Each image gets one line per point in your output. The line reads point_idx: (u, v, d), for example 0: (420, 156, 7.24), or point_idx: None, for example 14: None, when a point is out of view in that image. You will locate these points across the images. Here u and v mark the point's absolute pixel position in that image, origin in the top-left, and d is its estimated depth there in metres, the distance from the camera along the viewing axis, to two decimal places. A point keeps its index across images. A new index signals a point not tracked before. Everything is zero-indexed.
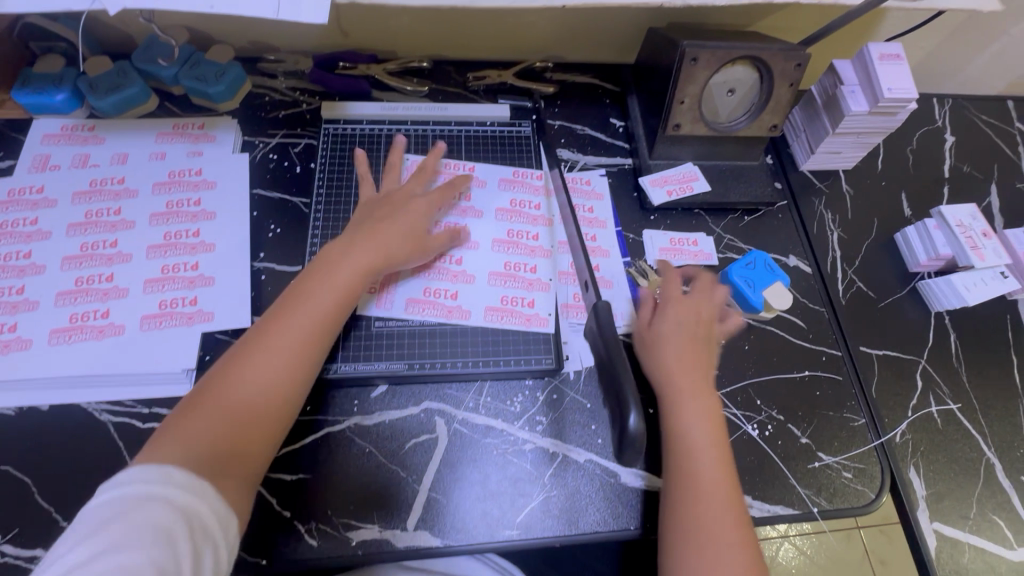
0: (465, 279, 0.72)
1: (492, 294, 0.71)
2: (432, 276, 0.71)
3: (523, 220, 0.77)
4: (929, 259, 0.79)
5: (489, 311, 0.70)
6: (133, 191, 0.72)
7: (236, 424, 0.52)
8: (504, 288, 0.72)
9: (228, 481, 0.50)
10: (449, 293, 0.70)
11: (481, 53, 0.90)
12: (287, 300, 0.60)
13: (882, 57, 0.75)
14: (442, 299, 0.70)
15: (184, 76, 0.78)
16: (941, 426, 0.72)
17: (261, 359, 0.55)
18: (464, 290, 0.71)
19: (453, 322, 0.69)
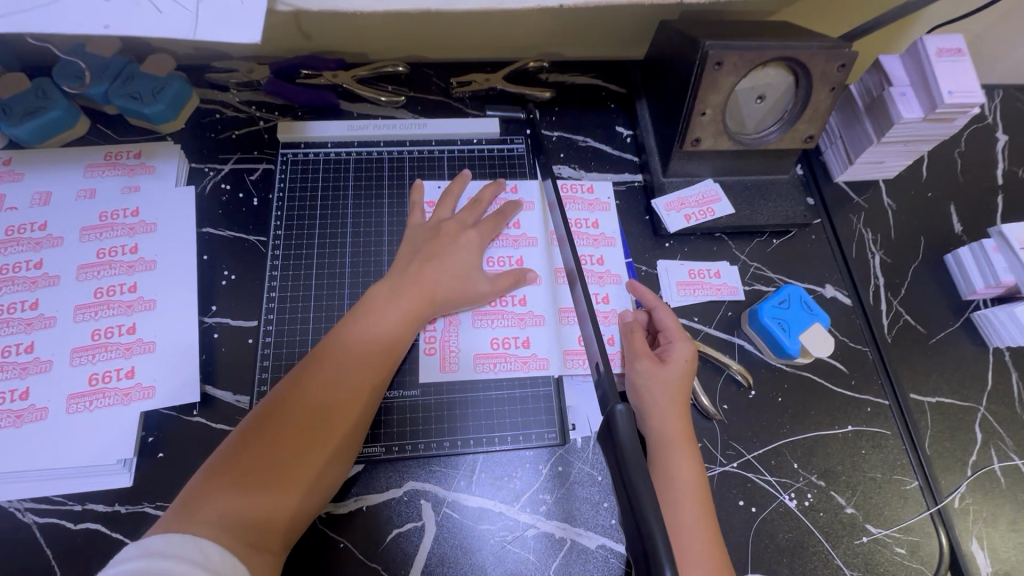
0: (458, 331, 0.62)
1: (486, 347, 0.61)
2: (441, 330, 0.62)
3: (527, 250, 0.66)
4: (987, 287, 0.69)
5: (478, 359, 0.61)
6: (57, 239, 0.61)
7: (275, 489, 0.47)
8: (499, 331, 0.62)
9: (261, 556, 0.45)
10: (450, 350, 0.61)
11: (465, 53, 0.78)
12: (335, 343, 0.54)
13: (939, 53, 0.63)
14: (449, 359, 0.61)
15: (115, 94, 0.66)
16: (1005, 485, 0.62)
17: (305, 416, 0.50)
18: (462, 348, 0.61)
19: (449, 388, 0.60)
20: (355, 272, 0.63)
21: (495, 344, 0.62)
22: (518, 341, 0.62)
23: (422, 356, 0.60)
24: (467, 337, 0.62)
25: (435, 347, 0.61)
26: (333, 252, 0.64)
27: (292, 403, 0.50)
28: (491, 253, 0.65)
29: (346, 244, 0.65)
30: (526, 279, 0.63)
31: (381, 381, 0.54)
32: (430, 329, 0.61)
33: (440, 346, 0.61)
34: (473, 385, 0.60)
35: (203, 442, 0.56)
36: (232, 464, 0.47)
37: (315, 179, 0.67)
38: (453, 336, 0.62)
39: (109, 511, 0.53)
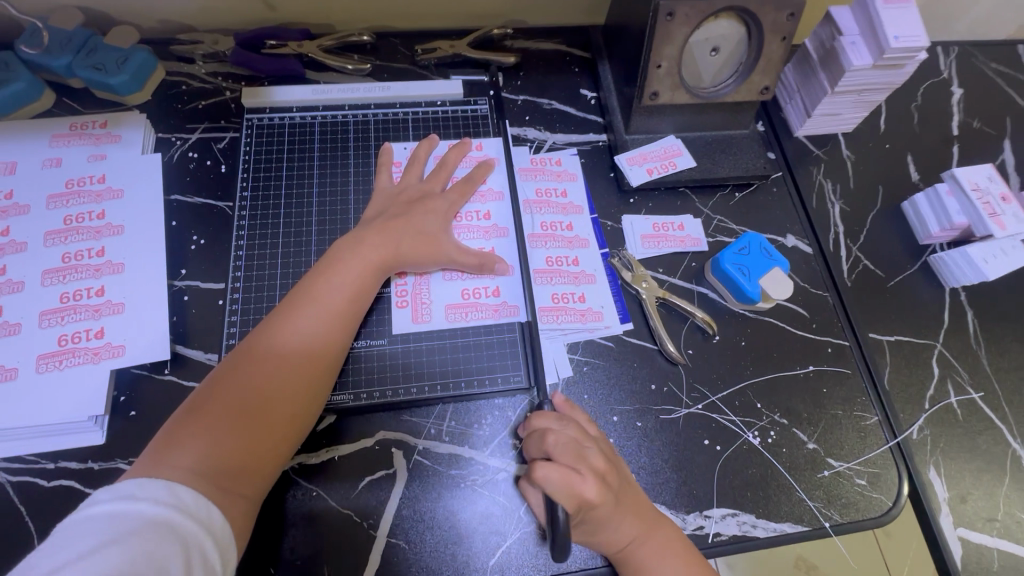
0: (426, 288, 0.63)
1: (457, 298, 0.63)
2: (411, 287, 0.63)
3: (496, 204, 0.68)
4: (942, 230, 0.71)
5: (450, 309, 0.62)
6: (23, 207, 0.61)
7: (245, 431, 0.48)
8: (468, 282, 0.64)
9: (234, 498, 0.46)
10: (423, 303, 0.62)
11: (430, 20, 0.79)
12: (297, 297, 0.55)
13: (887, 1, 0.65)
14: (422, 312, 0.62)
15: (79, 66, 0.66)
16: (962, 418, 0.64)
17: (268, 367, 0.51)
18: (434, 301, 0.62)
19: (422, 340, 0.61)
20: (322, 231, 0.64)
21: (465, 294, 0.63)
22: (491, 290, 0.64)
23: (396, 311, 0.61)
24: (436, 290, 0.63)
25: (406, 301, 0.62)
26: (299, 211, 0.65)
27: (256, 355, 0.51)
28: (461, 211, 0.67)
29: (312, 204, 0.65)
30: (495, 271, 0.62)
31: (345, 332, 0.56)
32: (401, 282, 0.63)
33: (412, 298, 0.62)
34: (447, 336, 0.61)
35: (174, 400, 0.57)
36: (204, 409, 0.48)
37: (281, 143, 0.68)
38: (426, 294, 0.63)
39: (81, 468, 0.53)
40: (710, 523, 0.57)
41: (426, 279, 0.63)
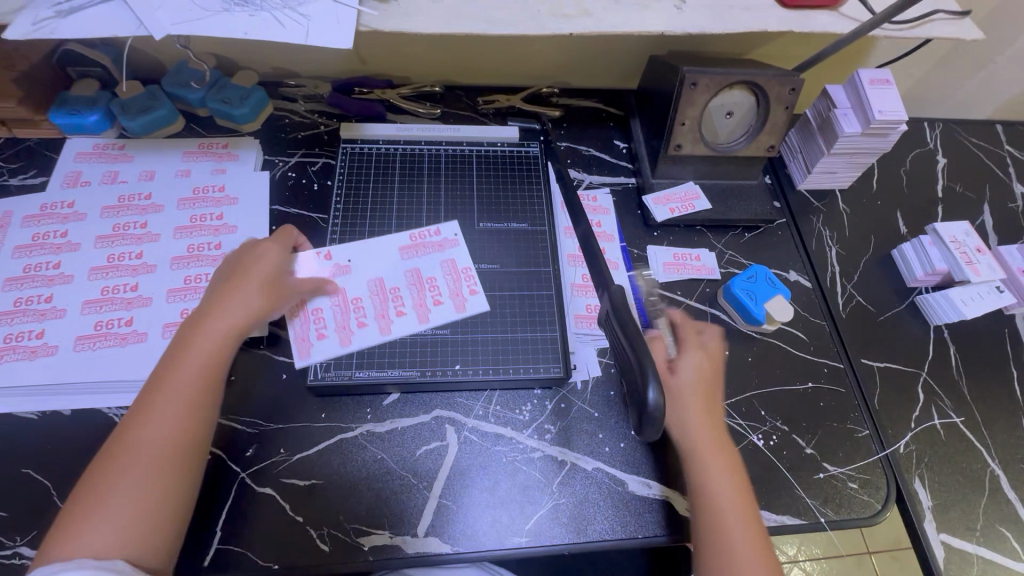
0: (323, 305, 0.70)
1: (353, 321, 0.69)
2: (316, 304, 0.70)
3: (427, 258, 0.75)
4: (926, 274, 0.82)
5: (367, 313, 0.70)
6: (159, 206, 0.75)
7: (150, 495, 0.51)
8: (373, 309, 0.70)
9: (151, 553, 0.50)
10: (322, 320, 0.69)
11: (491, 78, 0.95)
12: (164, 371, 0.57)
13: (871, 82, 0.78)
14: (319, 328, 0.69)
15: (210, 99, 0.82)
16: (945, 438, 0.73)
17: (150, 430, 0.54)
18: (332, 319, 0.69)
19: (311, 351, 0.67)
20: (398, 240, 0.77)
21: (367, 321, 0.69)
22: (383, 324, 0.70)
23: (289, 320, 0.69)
24: (316, 301, 0.70)
25: (298, 309, 0.69)
26: (380, 223, 0.78)
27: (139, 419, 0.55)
28: (391, 256, 0.75)
29: (391, 218, 0.78)
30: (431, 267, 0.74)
31: (211, 393, 0.58)
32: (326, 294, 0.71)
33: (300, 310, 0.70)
34: (336, 351, 0.67)
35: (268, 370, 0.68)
36: (100, 486, 0.51)
37: (368, 168, 0.82)
38: (338, 313, 0.70)
39: None
40: None
41: (349, 303, 0.71)
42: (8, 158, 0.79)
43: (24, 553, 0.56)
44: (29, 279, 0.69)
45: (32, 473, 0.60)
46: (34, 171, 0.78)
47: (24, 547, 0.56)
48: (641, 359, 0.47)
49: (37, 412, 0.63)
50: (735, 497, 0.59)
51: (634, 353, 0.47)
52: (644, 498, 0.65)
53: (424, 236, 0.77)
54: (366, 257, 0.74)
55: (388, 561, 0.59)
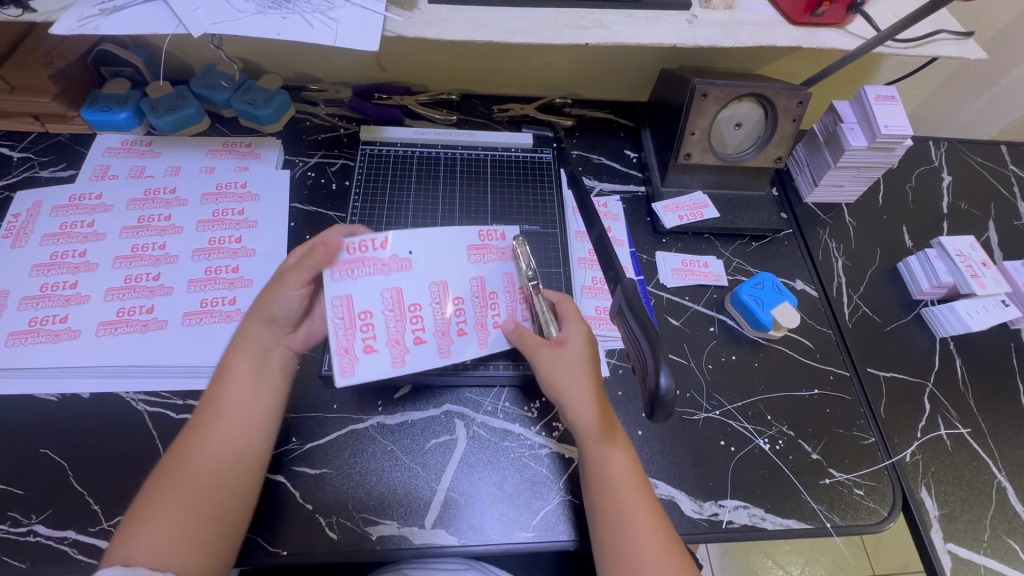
0: (378, 309, 0.62)
1: (406, 335, 0.63)
2: (368, 305, 0.62)
3: (492, 265, 0.67)
4: (932, 287, 0.83)
5: (437, 332, 0.64)
6: (183, 200, 0.78)
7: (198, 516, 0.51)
8: (432, 322, 0.64)
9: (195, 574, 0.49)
10: (371, 326, 0.61)
11: (507, 88, 0.98)
12: (218, 392, 0.57)
13: (878, 98, 0.80)
14: (365, 338, 0.61)
15: (236, 101, 0.85)
16: (951, 449, 0.73)
17: (196, 455, 0.53)
18: (382, 327, 0.62)
19: (354, 365, 0.60)
20: None
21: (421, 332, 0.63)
22: (442, 343, 0.64)
23: (332, 324, 0.60)
24: (368, 301, 0.62)
25: (345, 314, 0.61)
26: (396, 222, 0.80)
27: (187, 443, 0.54)
28: (457, 259, 0.66)
29: (407, 218, 0.81)
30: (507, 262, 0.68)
31: (262, 419, 0.58)
32: (385, 293, 0.63)
33: (349, 313, 0.61)
34: (381, 367, 0.61)
35: None
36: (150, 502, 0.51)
37: (387, 169, 0.84)
38: (390, 320, 0.62)
39: None
40: (724, 511, 0.65)
41: (402, 306, 0.63)
42: (39, 151, 0.82)
43: (39, 531, 0.57)
44: (55, 266, 0.71)
45: (50, 453, 0.61)
46: (63, 164, 0.81)
47: (39, 525, 0.57)
48: (655, 345, 0.48)
49: (56, 394, 0.64)
50: (635, 499, 0.55)
51: (648, 340, 0.49)
52: None
53: (490, 236, 0.68)
54: (428, 253, 0.65)
55: (396, 551, 0.60)
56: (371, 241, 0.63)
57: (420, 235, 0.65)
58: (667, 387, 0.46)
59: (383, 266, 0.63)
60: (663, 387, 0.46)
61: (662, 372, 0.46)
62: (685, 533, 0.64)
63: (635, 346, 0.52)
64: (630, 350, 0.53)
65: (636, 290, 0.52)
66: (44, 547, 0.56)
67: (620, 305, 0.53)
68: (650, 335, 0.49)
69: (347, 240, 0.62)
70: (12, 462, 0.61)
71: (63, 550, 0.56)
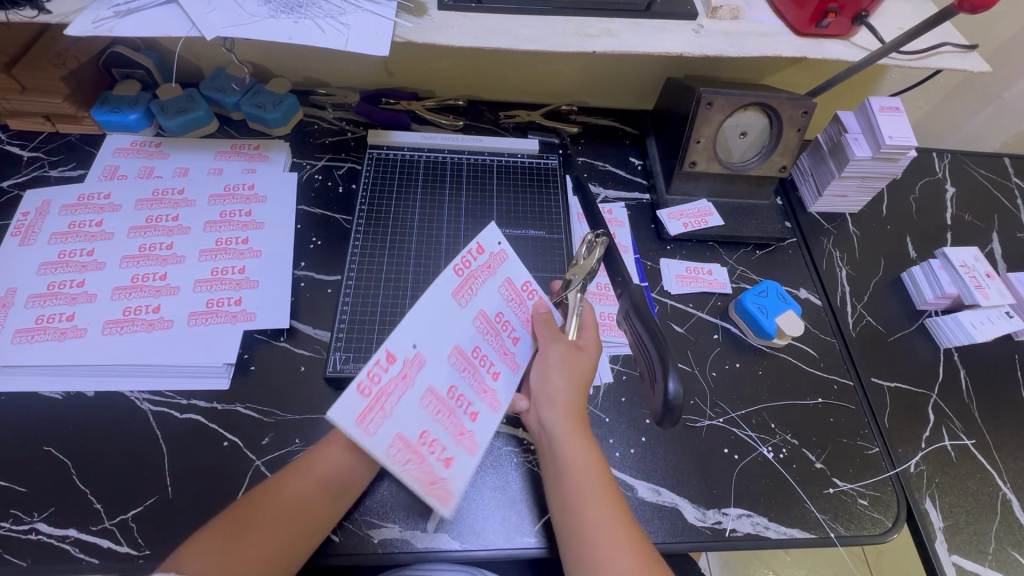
0: (428, 422, 0.52)
1: (463, 422, 0.54)
2: (420, 427, 0.51)
3: (484, 290, 0.60)
4: (936, 297, 0.83)
5: (481, 389, 0.57)
6: (191, 201, 0.78)
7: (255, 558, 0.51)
8: (473, 387, 0.56)
9: None
10: (435, 443, 0.52)
11: (513, 94, 0.99)
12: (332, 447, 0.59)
13: (882, 108, 0.81)
14: (439, 456, 0.52)
15: (245, 103, 0.86)
16: (956, 460, 0.72)
17: (292, 492, 0.55)
18: (444, 434, 0.53)
19: (445, 487, 0.51)
20: (419, 242, 0.79)
21: (462, 412, 0.55)
22: (489, 400, 0.57)
23: (401, 470, 0.49)
24: (416, 425, 0.51)
25: (407, 452, 0.50)
26: (402, 226, 0.80)
27: (289, 477, 0.57)
28: (449, 309, 0.56)
29: (413, 221, 0.81)
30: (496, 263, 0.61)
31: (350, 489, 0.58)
32: (422, 399, 0.52)
33: (409, 449, 0.50)
34: (469, 469, 0.53)
35: (287, 363, 0.69)
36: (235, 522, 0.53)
37: (393, 173, 0.85)
38: (443, 422, 0.53)
39: (208, 407, 0.65)
40: (727, 519, 0.65)
41: (446, 395, 0.54)
42: (49, 151, 0.83)
43: (41, 529, 0.57)
44: (63, 264, 0.71)
45: (53, 451, 0.61)
46: (73, 164, 0.82)
47: (41, 523, 0.57)
48: (664, 351, 0.50)
49: (61, 392, 0.65)
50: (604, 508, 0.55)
51: (657, 345, 0.51)
52: (652, 504, 0.65)
53: (469, 260, 0.59)
54: (433, 337, 0.54)
55: (398, 554, 0.59)
56: (381, 361, 0.50)
57: (408, 321, 0.53)
58: (676, 391, 0.47)
59: (404, 375, 0.51)
60: (672, 391, 0.48)
61: (670, 378, 0.48)
62: (688, 540, 0.63)
63: (641, 351, 0.53)
64: (636, 353, 0.55)
65: (644, 299, 0.54)
66: (45, 546, 0.56)
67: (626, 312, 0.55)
68: (661, 340, 0.51)
69: (358, 380, 0.48)
70: (16, 459, 0.61)
71: (64, 548, 0.56)
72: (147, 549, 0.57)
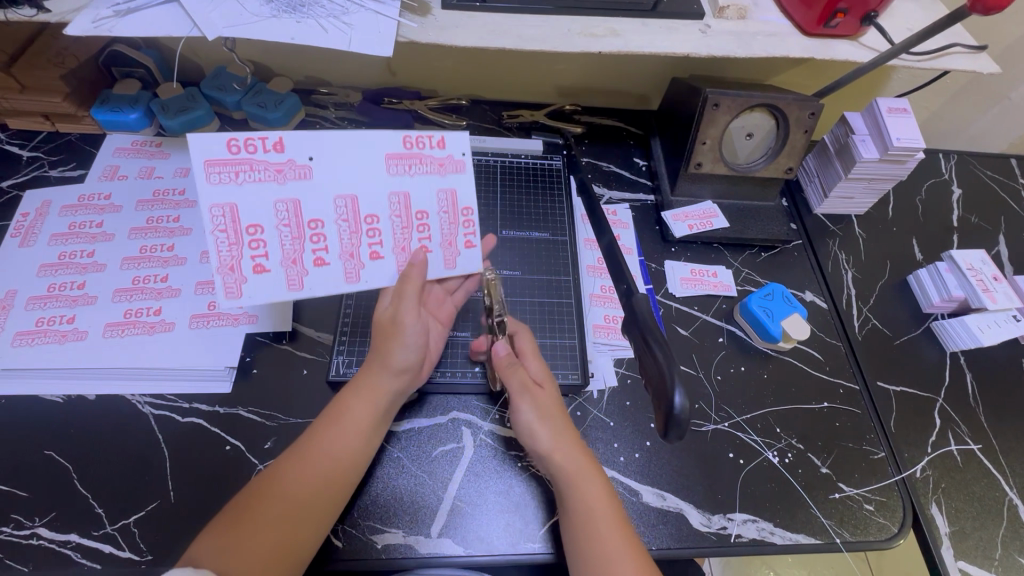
0: (276, 225, 0.58)
1: (303, 255, 0.60)
2: (254, 218, 0.57)
3: (419, 180, 0.61)
4: (942, 300, 0.82)
5: (343, 256, 0.61)
6: (192, 202, 0.78)
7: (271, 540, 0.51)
8: (338, 244, 0.60)
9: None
10: (260, 244, 0.58)
11: (517, 94, 0.98)
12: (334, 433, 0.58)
13: (890, 110, 0.80)
14: (256, 256, 0.59)
15: (246, 103, 0.84)
16: (962, 465, 0.72)
17: (291, 487, 0.54)
18: (275, 243, 0.58)
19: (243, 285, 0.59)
20: None
21: (333, 238, 0.60)
22: (293, 272, 0.60)
23: (213, 236, 0.57)
24: (255, 214, 0.57)
25: (228, 227, 0.57)
26: None
27: (287, 471, 0.55)
28: (375, 171, 0.59)
29: None
30: (418, 173, 0.61)
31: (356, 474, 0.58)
32: (216, 208, 0.56)
33: (232, 224, 0.57)
34: (276, 286, 0.60)
35: (289, 366, 0.69)
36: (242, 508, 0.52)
37: None
38: (285, 236, 0.59)
39: (210, 410, 0.65)
40: (733, 524, 0.65)
41: (237, 158, 0.56)
42: (49, 151, 0.82)
43: (42, 534, 0.57)
44: (63, 266, 0.71)
45: (54, 455, 0.61)
46: (73, 164, 0.81)
47: (42, 528, 0.57)
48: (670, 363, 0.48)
49: (62, 395, 0.64)
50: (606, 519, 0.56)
51: (664, 355, 0.49)
52: (656, 509, 0.65)
53: (420, 144, 0.60)
54: (315, 193, 0.58)
55: (402, 560, 0.59)
56: (261, 141, 0.56)
57: (327, 136, 0.57)
58: (681, 406, 0.46)
59: (276, 171, 0.57)
60: (677, 406, 0.46)
61: (676, 391, 0.47)
62: (693, 545, 0.63)
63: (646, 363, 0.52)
64: (641, 363, 0.53)
65: (650, 310, 0.53)
66: (46, 551, 0.56)
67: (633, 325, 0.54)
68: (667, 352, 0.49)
69: (232, 136, 0.55)
70: (17, 462, 0.60)
71: (65, 554, 0.56)
72: (149, 554, 0.56)
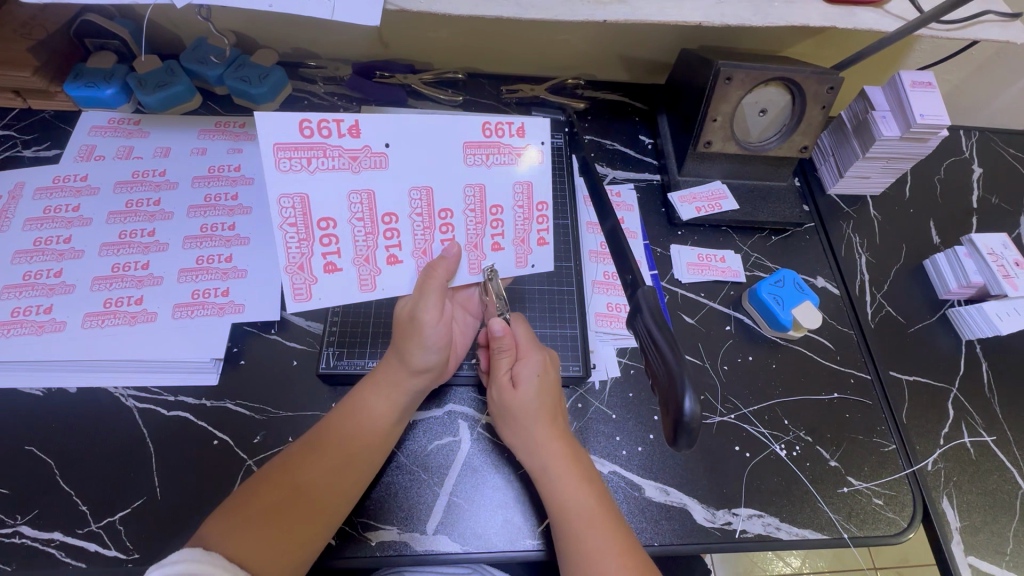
0: (346, 220, 0.54)
1: (376, 251, 0.56)
2: (326, 212, 0.53)
3: (497, 173, 0.56)
4: (960, 286, 0.79)
5: (418, 254, 0.57)
6: (173, 183, 0.74)
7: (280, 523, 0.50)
8: (413, 240, 0.56)
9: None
10: (333, 240, 0.54)
11: (516, 67, 0.93)
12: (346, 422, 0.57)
13: (913, 84, 0.75)
14: (328, 254, 0.55)
15: (229, 77, 0.79)
16: (975, 457, 0.70)
17: (307, 480, 0.53)
18: (347, 239, 0.54)
19: (311, 286, 0.55)
20: None
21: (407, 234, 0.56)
22: (365, 271, 0.56)
23: (282, 231, 0.52)
24: (329, 206, 0.53)
25: (298, 220, 0.52)
26: None
27: (304, 462, 0.54)
28: (451, 160, 0.55)
29: None
30: (494, 162, 0.56)
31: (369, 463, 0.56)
32: (285, 199, 0.52)
33: (302, 218, 0.53)
34: (347, 287, 0.56)
35: (279, 357, 0.66)
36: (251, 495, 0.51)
37: None
38: (357, 231, 0.54)
39: (197, 403, 0.62)
40: (737, 520, 0.63)
41: (310, 142, 0.51)
42: (22, 129, 0.78)
43: (25, 532, 0.55)
44: (39, 252, 0.67)
45: (34, 450, 0.59)
46: (47, 143, 0.77)
47: (25, 526, 0.55)
48: (675, 364, 0.45)
49: (41, 388, 0.62)
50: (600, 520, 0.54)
51: (670, 356, 0.46)
52: (658, 504, 0.63)
53: (500, 132, 0.56)
54: (391, 185, 0.54)
55: (397, 557, 0.57)
56: (336, 124, 0.51)
57: (404, 121, 0.52)
58: (694, 409, 0.43)
59: (351, 158, 0.52)
60: (687, 409, 0.43)
61: (685, 394, 0.44)
62: (696, 542, 0.61)
63: (653, 362, 0.49)
64: (646, 361, 0.50)
65: (657, 306, 0.50)
66: (30, 550, 0.54)
67: (641, 322, 0.50)
68: (675, 355, 0.46)
69: (304, 116, 0.50)
70: None
71: (49, 553, 0.54)
72: (135, 552, 0.54)
